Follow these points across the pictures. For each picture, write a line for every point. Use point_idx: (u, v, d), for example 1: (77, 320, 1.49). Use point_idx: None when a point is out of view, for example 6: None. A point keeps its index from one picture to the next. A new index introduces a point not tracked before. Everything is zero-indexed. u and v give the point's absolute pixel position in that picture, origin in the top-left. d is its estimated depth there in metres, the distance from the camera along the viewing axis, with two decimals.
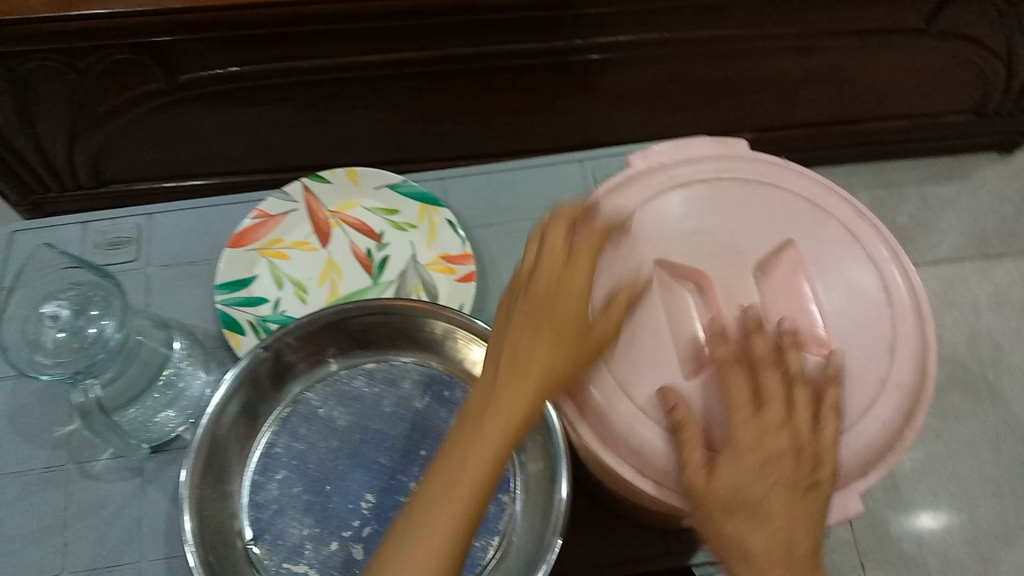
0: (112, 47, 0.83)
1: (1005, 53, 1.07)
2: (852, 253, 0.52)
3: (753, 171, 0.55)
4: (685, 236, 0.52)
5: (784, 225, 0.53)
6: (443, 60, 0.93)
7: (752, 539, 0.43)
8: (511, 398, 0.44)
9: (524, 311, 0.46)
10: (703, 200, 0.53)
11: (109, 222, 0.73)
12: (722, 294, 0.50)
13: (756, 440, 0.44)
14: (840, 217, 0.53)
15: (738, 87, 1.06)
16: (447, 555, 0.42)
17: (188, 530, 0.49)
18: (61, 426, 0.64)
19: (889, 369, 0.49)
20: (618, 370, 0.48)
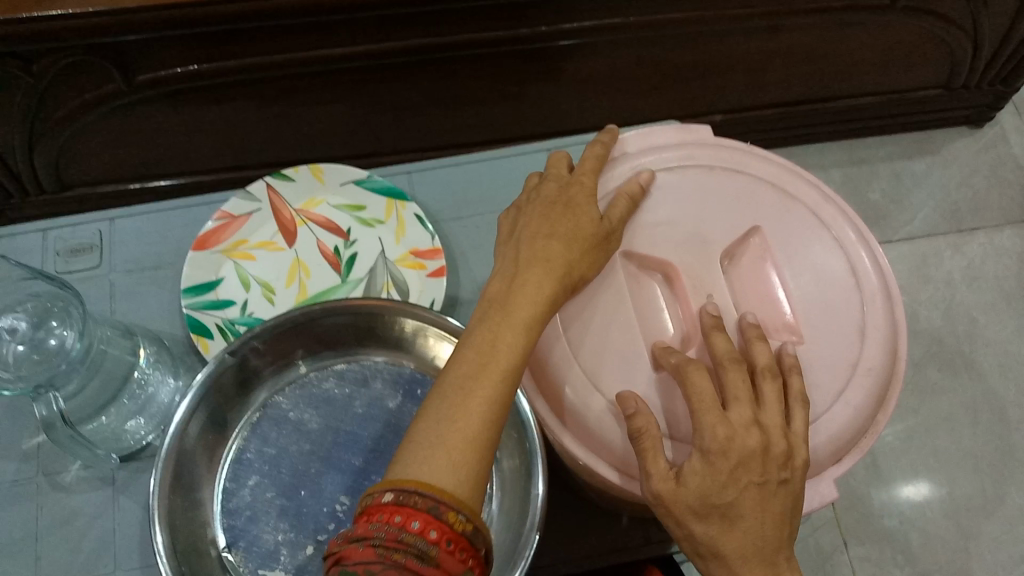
0: (66, 50, 0.81)
1: (971, 27, 1.07)
2: (819, 236, 0.52)
3: (717, 156, 0.54)
4: (652, 227, 0.51)
5: (750, 210, 0.52)
6: (407, 52, 0.92)
7: (722, 539, 0.42)
8: (537, 281, 0.44)
9: (536, 222, 0.48)
10: (669, 188, 0.52)
11: (70, 229, 0.72)
12: (688, 284, 0.50)
13: (725, 448, 0.42)
14: (806, 202, 0.53)
15: (707, 70, 1.05)
16: (484, 434, 0.39)
17: (160, 541, 0.47)
18: (28, 438, 0.63)
19: (858, 353, 0.49)
20: (587, 366, 0.48)
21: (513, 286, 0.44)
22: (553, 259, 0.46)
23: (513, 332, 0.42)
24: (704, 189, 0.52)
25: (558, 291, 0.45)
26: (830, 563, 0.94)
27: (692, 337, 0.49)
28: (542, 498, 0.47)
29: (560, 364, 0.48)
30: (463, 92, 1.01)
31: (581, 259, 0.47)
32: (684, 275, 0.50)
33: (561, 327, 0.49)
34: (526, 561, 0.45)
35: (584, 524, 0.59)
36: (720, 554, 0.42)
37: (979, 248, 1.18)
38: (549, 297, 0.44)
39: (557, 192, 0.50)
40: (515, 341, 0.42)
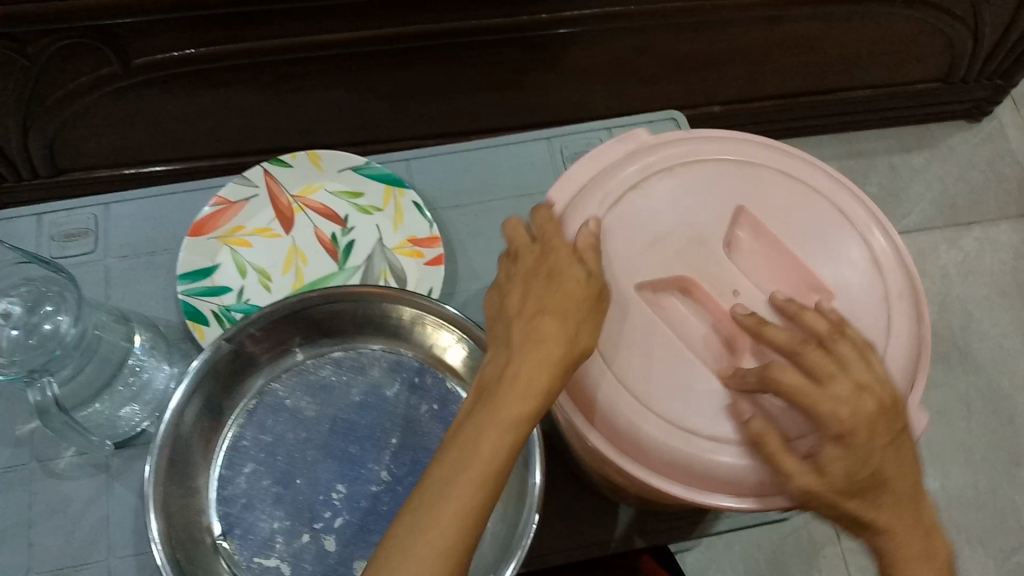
0: (60, 31, 0.80)
1: (971, 20, 1.07)
2: (798, 187, 0.49)
3: (673, 150, 0.50)
4: (647, 249, 0.47)
5: (729, 188, 0.49)
6: (406, 38, 0.91)
7: (872, 502, 0.41)
8: (528, 372, 0.38)
9: (523, 294, 0.42)
10: (646, 202, 0.48)
11: (64, 213, 0.71)
12: (710, 287, 0.47)
13: (857, 430, 0.39)
14: (767, 162, 0.50)
15: (707, 59, 1.05)
16: (456, 551, 0.35)
17: (155, 528, 0.47)
18: (22, 424, 0.62)
19: (885, 285, 0.47)
20: (648, 386, 0.44)
21: (504, 376, 0.39)
22: (546, 342, 0.39)
23: (497, 434, 0.37)
24: (681, 188, 0.49)
25: (556, 382, 0.39)
26: (822, 556, 0.95)
27: (736, 333, 0.46)
28: (540, 487, 0.47)
29: (616, 393, 0.43)
30: (460, 79, 1.01)
31: (580, 338, 0.40)
32: (703, 284, 0.47)
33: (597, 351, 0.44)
34: (523, 551, 0.45)
35: (584, 514, 0.59)
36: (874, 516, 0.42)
37: (975, 242, 1.18)
38: (543, 392, 0.38)
39: (537, 259, 0.44)
40: (499, 446, 0.37)
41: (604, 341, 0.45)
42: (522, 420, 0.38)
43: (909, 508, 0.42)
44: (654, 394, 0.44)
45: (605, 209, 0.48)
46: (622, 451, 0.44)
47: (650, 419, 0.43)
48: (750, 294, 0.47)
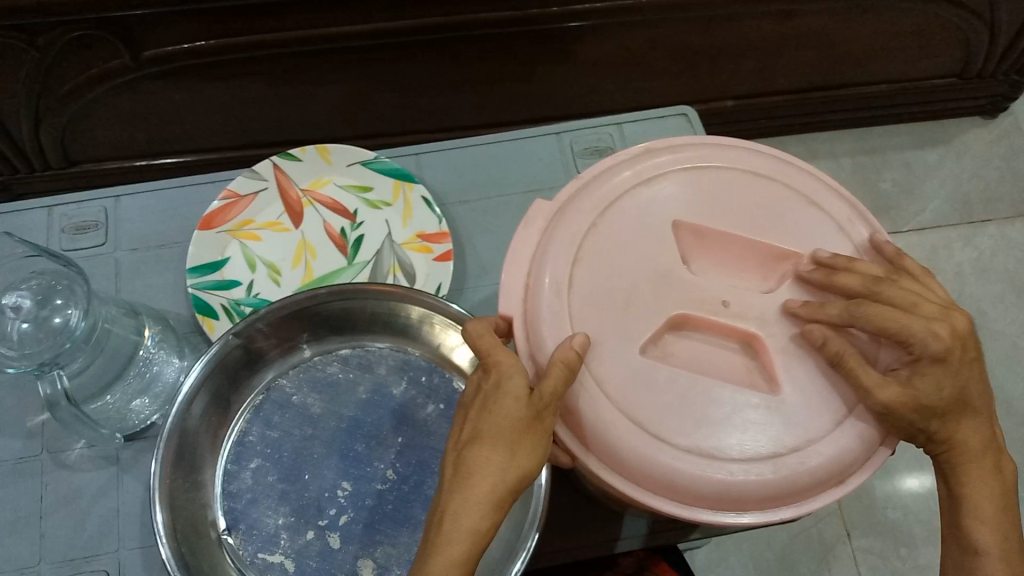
0: (73, 24, 0.80)
1: (987, 14, 1.06)
2: (713, 173, 0.49)
3: (585, 210, 0.47)
4: (618, 306, 0.45)
5: (663, 204, 0.48)
6: (418, 31, 0.91)
7: (958, 420, 0.43)
8: (456, 512, 0.37)
9: (466, 419, 0.41)
10: (597, 265, 0.46)
11: (76, 205, 0.71)
12: (698, 314, 0.45)
13: (952, 347, 0.41)
14: (667, 167, 0.49)
15: (717, 54, 1.04)
16: None
17: (160, 522, 0.47)
18: (33, 417, 0.63)
19: (832, 218, 0.48)
20: (705, 433, 0.42)
21: (437, 518, 0.38)
22: (475, 474, 0.38)
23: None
24: (619, 237, 0.47)
25: (488, 516, 0.38)
26: (832, 554, 0.95)
27: (749, 333, 0.45)
28: (545, 487, 0.48)
29: (691, 462, 0.41)
30: (471, 72, 1.01)
31: (517, 459, 0.39)
32: (693, 313, 0.45)
33: (627, 418, 0.42)
34: (528, 550, 0.46)
35: (593, 513, 0.58)
36: (958, 433, 0.43)
37: (989, 239, 1.17)
38: (473, 531, 0.37)
39: (482, 373, 0.42)
40: None
41: (644, 420, 0.42)
42: (455, 565, 0.37)
43: (986, 433, 0.44)
44: (718, 436, 0.42)
45: (553, 292, 0.45)
46: (722, 509, 0.42)
47: (729, 465, 0.41)
48: (738, 298, 0.46)
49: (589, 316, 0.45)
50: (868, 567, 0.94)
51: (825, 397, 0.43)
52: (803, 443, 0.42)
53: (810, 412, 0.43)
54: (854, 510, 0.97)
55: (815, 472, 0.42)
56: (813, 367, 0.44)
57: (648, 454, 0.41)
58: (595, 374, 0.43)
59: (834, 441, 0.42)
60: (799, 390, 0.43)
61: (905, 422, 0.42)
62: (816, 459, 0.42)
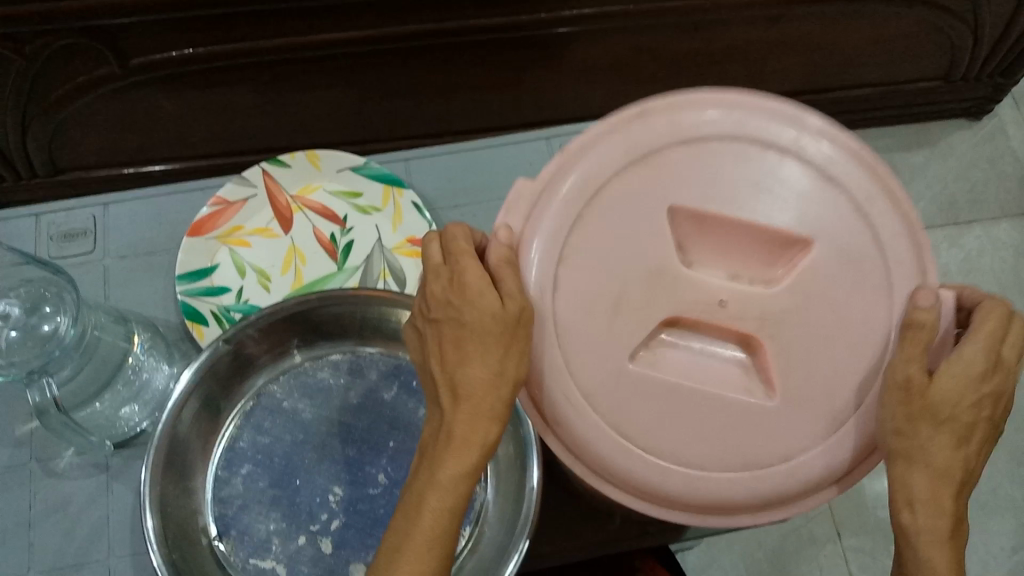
0: (59, 32, 0.80)
1: (971, 19, 1.07)
2: (717, 146, 0.45)
3: (572, 202, 0.45)
4: (605, 310, 0.44)
5: (655, 190, 0.45)
6: (405, 37, 0.91)
7: (943, 455, 0.41)
8: (461, 431, 0.40)
9: (448, 334, 0.42)
10: (586, 265, 0.44)
11: (64, 213, 0.71)
12: (696, 317, 0.44)
13: (987, 376, 0.41)
14: (670, 140, 0.45)
15: (704, 58, 1.05)
16: None
17: (150, 528, 0.47)
18: (21, 424, 0.62)
19: (849, 196, 0.45)
20: (692, 445, 0.43)
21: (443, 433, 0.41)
22: (477, 394, 0.40)
23: (438, 498, 0.40)
24: (608, 234, 0.45)
25: (494, 430, 0.41)
26: (821, 556, 0.94)
27: (745, 334, 0.44)
28: (537, 489, 0.49)
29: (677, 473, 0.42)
30: (460, 78, 1.01)
31: (508, 367, 0.41)
32: (686, 312, 0.44)
33: (619, 433, 0.43)
34: (519, 553, 0.47)
35: (583, 518, 0.58)
36: (933, 467, 0.41)
37: (975, 239, 1.19)
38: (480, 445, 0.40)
39: (447, 286, 0.43)
40: (442, 510, 0.40)
41: (632, 433, 0.43)
42: (464, 473, 0.40)
43: (957, 489, 0.41)
44: (706, 446, 0.43)
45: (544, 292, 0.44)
46: (705, 518, 0.43)
47: (718, 475, 0.42)
48: (738, 297, 0.44)
49: (581, 322, 0.44)
50: (860, 567, 0.94)
51: (822, 401, 0.43)
52: (796, 452, 0.43)
53: (807, 419, 0.43)
54: (843, 511, 0.96)
55: (802, 481, 0.43)
56: (812, 372, 0.43)
57: (637, 467, 0.42)
58: (582, 388, 0.43)
59: (829, 447, 0.43)
60: (794, 396, 0.43)
61: (906, 417, 0.41)
62: (804, 471, 0.43)
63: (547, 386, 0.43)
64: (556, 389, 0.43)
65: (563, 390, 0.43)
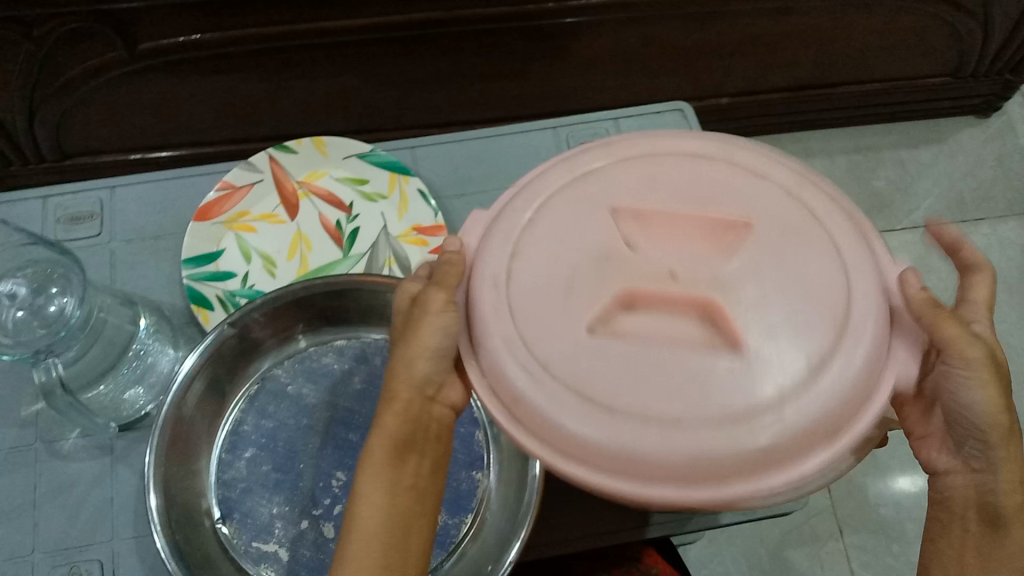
0: (69, 15, 0.80)
1: (980, 15, 1.06)
2: (665, 155, 0.39)
3: (520, 207, 0.38)
4: (558, 291, 0.35)
5: (615, 185, 0.38)
6: (414, 25, 0.91)
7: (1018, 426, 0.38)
8: (376, 422, 0.39)
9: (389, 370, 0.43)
10: (538, 251, 0.36)
11: (71, 196, 0.71)
12: (653, 288, 0.35)
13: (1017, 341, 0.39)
14: (609, 153, 0.39)
15: (712, 51, 1.05)
16: None
17: (154, 508, 0.48)
18: (27, 406, 0.63)
19: (778, 180, 0.38)
20: (671, 402, 0.32)
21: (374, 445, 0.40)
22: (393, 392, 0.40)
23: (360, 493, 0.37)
24: (560, 224, 0.37)
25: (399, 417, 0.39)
26: (824, 551, 0.94)
27: (706, 305, 0.34)
28: (539, 476, 0.49)
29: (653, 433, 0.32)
30: (468, 67, 1.01)
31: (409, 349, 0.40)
32: (642, 286, 0.35)
33: (581, 399, 0.33)
34: (522, 540, 0.47)
35: (586, 508, 0.58)
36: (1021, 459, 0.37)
37: (982, 239, 1.17)
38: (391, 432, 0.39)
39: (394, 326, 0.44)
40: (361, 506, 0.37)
41: (595, 396, 0.33)
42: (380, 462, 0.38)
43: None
44: (684, 403, 0.32)
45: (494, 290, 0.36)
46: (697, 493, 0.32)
47: (702, 434, 0.31)
48: (693, 267, 0.35)
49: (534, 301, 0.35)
50: (861, 564, 0.93)
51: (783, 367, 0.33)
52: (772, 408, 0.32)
53: (776, 376, 0.32)
54: (845, 507, 0.96)
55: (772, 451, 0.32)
56: (768, 337, 0.33)
57: (601, 432, 0.32)
58: (540, 361, 0.34)
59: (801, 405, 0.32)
60: (763, 354, 0.33)
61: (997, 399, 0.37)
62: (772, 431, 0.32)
63: (503, 368, 0.34)
64: (511, 366, 0.34)
65: (520, 361, 0.34)
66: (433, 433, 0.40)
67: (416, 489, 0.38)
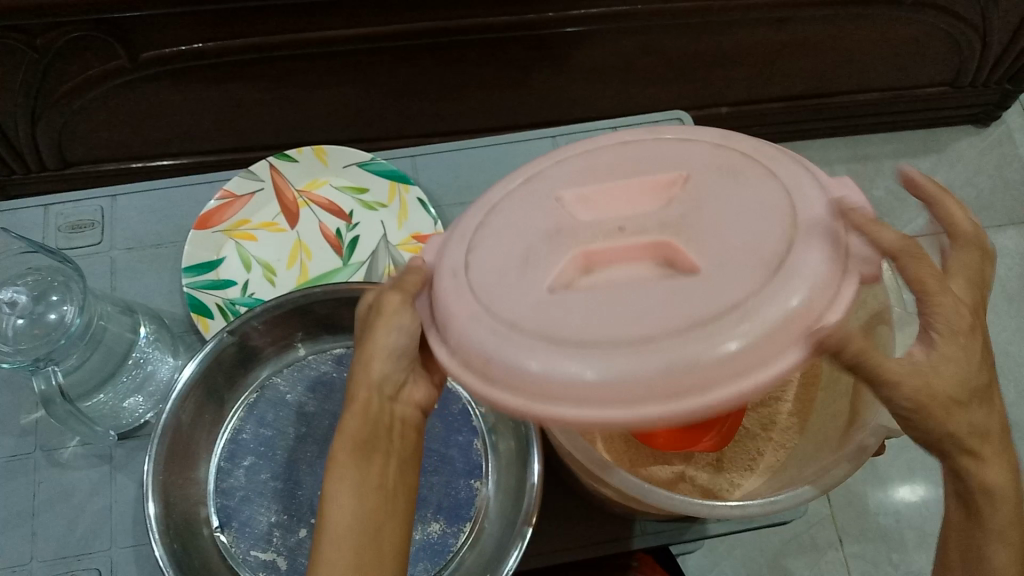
0: (71, 24, 0.81)
1: (979, 25, 1.07)
2: (597, 149, 0.40)
3: (472, 215, 0.39)
4: (511, 261, 0.36)
5: (560, 180, 0.39)
6: (414, 35, 0.91)
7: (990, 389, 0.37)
8: (341, 422, 0.39)
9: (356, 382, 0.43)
10: (493, 238, 0.37)
11: (72, 205, 0.72)
12: (603, 243, 0.35)
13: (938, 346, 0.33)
14: (542, 163, 0.41)
15: (711, 60, 1.05)
16: None
17: (153, 516, 0.48)
18: (26, 414, 0.63)
19: (706, 138, 0.39)
20: (631, 323, 0.31)
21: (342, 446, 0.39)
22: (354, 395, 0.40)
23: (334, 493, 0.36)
24: (512, 218, 0.38)
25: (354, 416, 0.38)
26: (823, 560, 0.93)
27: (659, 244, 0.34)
28: (538, 485, 0.49)
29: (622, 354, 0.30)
30: (467, 77, 1.01)
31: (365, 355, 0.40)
32: (595, 245, 0.35)
33: (546, 339, 0.32)
34: (520, 547, 0.47)
35: (583, 518, 0.58)
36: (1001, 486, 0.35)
37: None
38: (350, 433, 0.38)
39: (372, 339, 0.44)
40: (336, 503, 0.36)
41: (559, 334, 0.32)
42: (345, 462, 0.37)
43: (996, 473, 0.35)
44: (643, 320, 0.31)
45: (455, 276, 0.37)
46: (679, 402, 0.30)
47: (667, 344, 0.30)
48: (639, 220, 0.35)
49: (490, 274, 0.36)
50: (861, 573, 0.92)
51: (725, 276, 0.32)
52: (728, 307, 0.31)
53: (725, 281, 0.31)
54: (844, 516, 0.96)
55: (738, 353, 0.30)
56: (708, 251, 0.33)
57: (573, 359, 0.31)
58: (502, 320, 0.33)
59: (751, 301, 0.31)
60: (708, 266, 0.32)
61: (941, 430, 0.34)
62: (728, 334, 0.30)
63: (465, 334, 0.34)
64: (475, 330, 0.34)
65: (483, 325, 0.34)
66: (396, 433, 0.40)
67: (383, 488, 0.37)
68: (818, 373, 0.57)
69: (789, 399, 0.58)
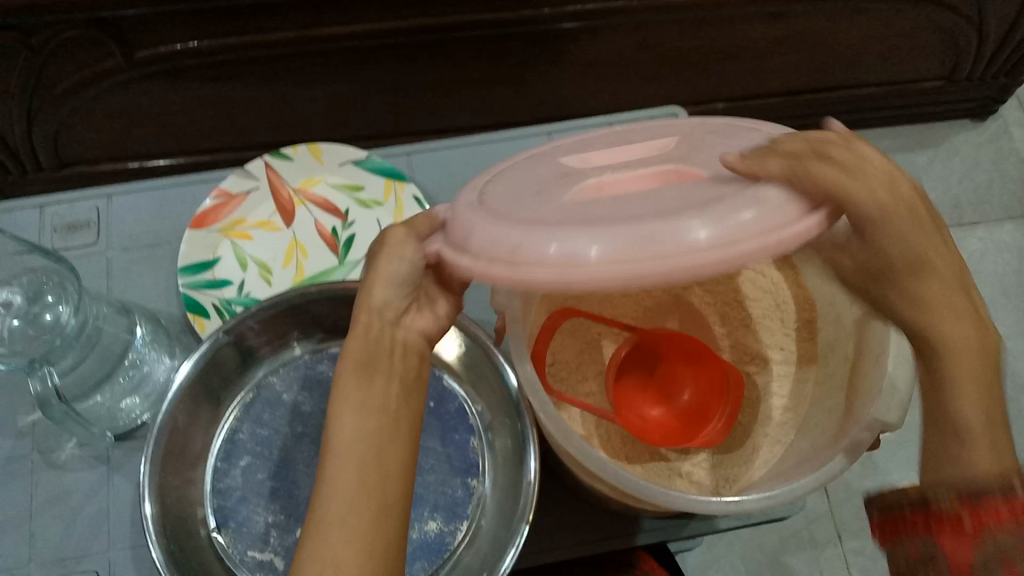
0: (65, 24, 0.80)
1: (976, 19, 1.06)
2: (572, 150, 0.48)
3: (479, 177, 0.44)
4: (526, 193, 0.40)
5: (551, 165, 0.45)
6: (410, 32, 0.91)
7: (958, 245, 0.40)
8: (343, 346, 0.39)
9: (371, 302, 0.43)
10: (505, 185, 0.42)
11: (68, 205, 0.71)
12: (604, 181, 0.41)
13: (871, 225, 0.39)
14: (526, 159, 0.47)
15: (708, 54, 1.05)
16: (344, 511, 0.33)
17: (149, 517, 0.48)
18: (23, 416, 0.63)
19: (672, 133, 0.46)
20: (647, 209, 0.35)
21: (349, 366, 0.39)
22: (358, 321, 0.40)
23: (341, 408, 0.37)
24: (518, 180, 0.43)
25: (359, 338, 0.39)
26: (822, 555, 0.93)
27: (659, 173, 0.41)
28: (535, 484, 0.49)
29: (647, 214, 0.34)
30: (464, 73, 1.01)
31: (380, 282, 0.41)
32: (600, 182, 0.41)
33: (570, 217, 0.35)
34: (517, 547, 0.47)
35: (581, 516, 0.58)
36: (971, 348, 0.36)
37: (978, 241, 1.17)
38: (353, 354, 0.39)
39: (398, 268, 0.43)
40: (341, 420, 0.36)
41: (584, 215, 0.35)
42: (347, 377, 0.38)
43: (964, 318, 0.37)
44: (659, 206, 0.35)
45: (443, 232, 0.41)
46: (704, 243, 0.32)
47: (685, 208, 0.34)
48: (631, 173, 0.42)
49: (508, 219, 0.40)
50: (860, 568, 0.92)
51: (713, 187, 0.37)
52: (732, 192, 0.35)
53: (717, 187, 0.37)
54: (844, 511, 0.95)
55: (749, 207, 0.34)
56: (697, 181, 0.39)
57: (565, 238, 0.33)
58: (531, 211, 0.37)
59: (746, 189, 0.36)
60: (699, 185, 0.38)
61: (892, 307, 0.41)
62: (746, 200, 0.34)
63: (485, 219, 0.36)
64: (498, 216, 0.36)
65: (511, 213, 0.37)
66: (396, 353, 0.40)
67: (388, 403, 0.38)
68: (811, 370, 0.58)
69: (785, 395, 0.59)
